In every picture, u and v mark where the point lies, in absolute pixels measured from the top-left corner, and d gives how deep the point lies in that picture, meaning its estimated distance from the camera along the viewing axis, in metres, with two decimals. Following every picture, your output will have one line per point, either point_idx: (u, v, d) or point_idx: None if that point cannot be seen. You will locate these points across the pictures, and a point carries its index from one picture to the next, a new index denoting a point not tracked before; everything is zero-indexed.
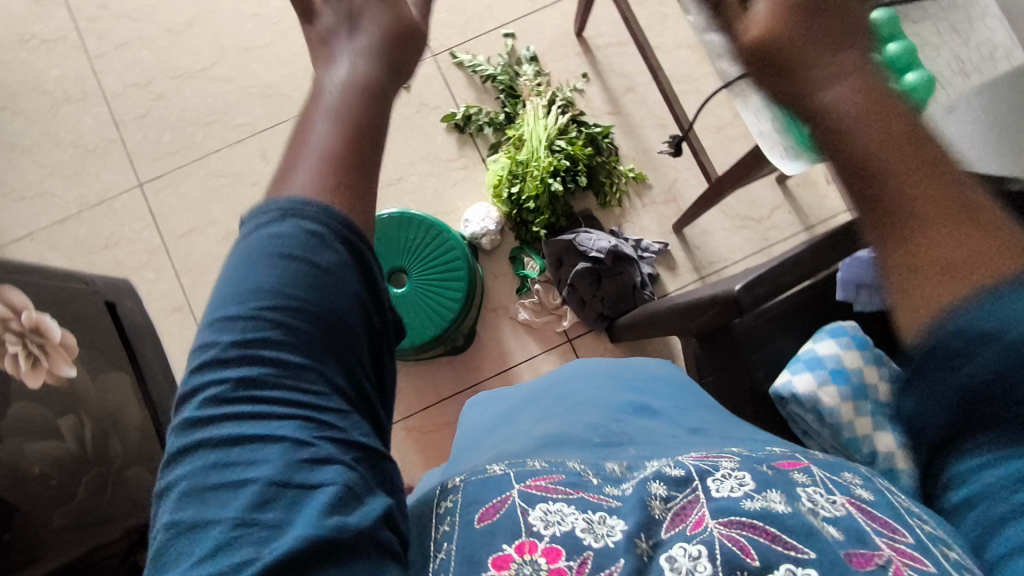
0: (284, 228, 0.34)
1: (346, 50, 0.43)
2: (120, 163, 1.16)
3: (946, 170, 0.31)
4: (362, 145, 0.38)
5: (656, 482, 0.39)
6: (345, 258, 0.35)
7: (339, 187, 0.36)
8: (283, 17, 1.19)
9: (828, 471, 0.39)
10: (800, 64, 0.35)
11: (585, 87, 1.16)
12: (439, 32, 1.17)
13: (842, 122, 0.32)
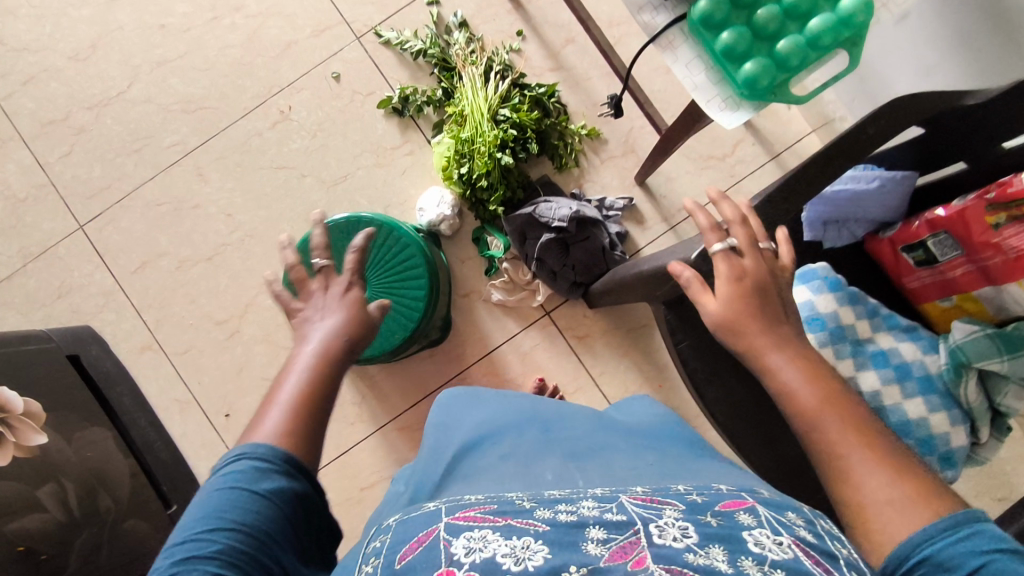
0: (240, 466, 0.44)
1: (317, 327, 0.53)
2: (55, 206, 1.10)
3: (866, 433, 0.47)
4: (313, 405, 0.49)
5: (595, 526, 0.38)
6: (299, 488, 0.45)
7: (290, 438, 0.46)
8: (192, 23, 1.11)
9: (774, 512, 0.40)
10: (757, 349, 0.53)
11: (523, 45, 1.09)
12: (359, 13, 1.10)
13: (792, 391, 0.50)
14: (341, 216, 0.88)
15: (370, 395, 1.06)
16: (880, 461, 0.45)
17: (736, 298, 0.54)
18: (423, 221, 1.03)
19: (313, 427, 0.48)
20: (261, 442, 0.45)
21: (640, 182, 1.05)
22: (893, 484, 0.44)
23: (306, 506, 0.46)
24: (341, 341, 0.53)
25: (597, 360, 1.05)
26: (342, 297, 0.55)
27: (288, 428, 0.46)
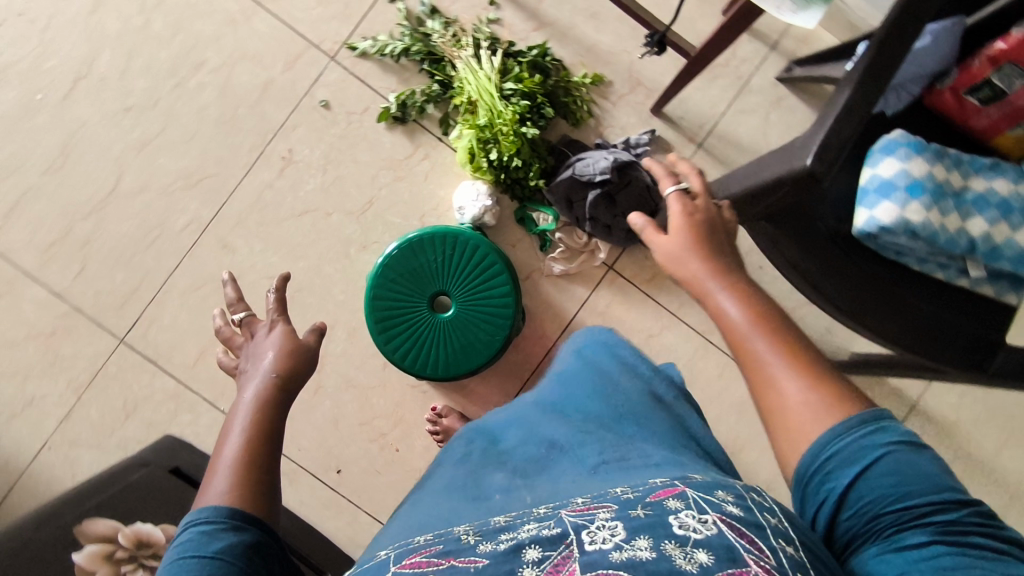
0: (187, 536, 0.47)
1: (251, 380, 0.60)
2: (89, 328, 1.04)
3: (795, 347, 0.48)
4: (259, 453, 0.54)
5: (532, 547, 0.41)
6: (252, 537, 0.48)
7: (243, 491, 0.50)
8: (159, 96, 1.04)
9: (701, 492, 0.43)
10: (696, 279, 0.55)
11: (499, 14, 1.06)
12: (326, 31, 1.04)
13: (721, 315, 0.52)
14: (393, 245, 0.87)
15: (469, 402, 1.07)
16: (804, 374, 0.46)
17: (676, 236, 0.58)
18: (466, 219, 1.02)
19: (258, 465, 0.53)
20: (210, 503, 0.49)
21: (659, 112, 1.05)
22: (811, 391, 0.45)
23: (264, 551, 0.48)
24: (271, 379, 0.60)
25: (671, 295, 1.06)
26: (271, 337, 0.65)
27: (233, 477, 0.51)
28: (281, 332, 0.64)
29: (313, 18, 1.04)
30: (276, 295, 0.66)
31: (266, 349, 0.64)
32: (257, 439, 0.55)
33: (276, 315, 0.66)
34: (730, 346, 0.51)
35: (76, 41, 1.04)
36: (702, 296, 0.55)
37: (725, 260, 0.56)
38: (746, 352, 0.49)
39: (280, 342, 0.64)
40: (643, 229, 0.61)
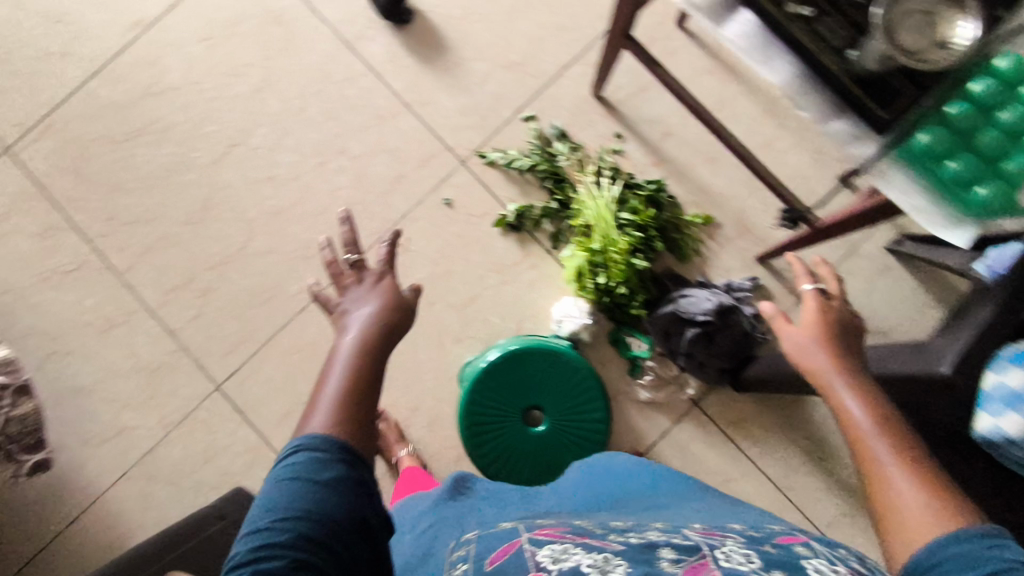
0: (297, 456, 0.48)
1: (352, 323, 0.62)
2: (191, 370, 1.10)
3: (910, 456, 0.50)
4: (357, 395, 0.54)
5: (665, 548, 0.46)
6: (356, 475, 0.49)
7: (340, 427, 0.51)
8: (300, 171, 1.13)
9: (828, 546, 0.48)
10: (817, 374, 0.61)
11: (623, 146, 1.12)
12: (461, 137, 1.12)
13: (841, 411, 0.56)
14: (495, 354, 0.90)
15: None
16: (924, 482, 0.48)
17: (805, 328, 0.64)
18: (561, 330, 1.05)
19: (362, 413, 0.53)
20: (312, 431, 0.50)
21: (766, 262, 1.08)
22: (925, 501, 0.46)
23: (366, 486, 0.49)
24: (376, 327, 0.61)
25: (753, 442, 1.05)
26: (376, 287, 0.66)
27: (336, 413, 0.52)
28: (386, 284, 0.65)
29: (451, 125, 1.12)
30: (388, 248, 0.69)
31: (369, 299, 0.64)
32: (356, 385, 0.55)
33: (384, 267, 0.68)
34: (847, 439, 0.54)
35: (239, 112, 1.13)
36: (825, 389, 0.59)
37: (852, 364, 0.61)
38: (864, 452, 0.52)
39: (385, 294, 0.65)
40: (777, 323, 0.69)
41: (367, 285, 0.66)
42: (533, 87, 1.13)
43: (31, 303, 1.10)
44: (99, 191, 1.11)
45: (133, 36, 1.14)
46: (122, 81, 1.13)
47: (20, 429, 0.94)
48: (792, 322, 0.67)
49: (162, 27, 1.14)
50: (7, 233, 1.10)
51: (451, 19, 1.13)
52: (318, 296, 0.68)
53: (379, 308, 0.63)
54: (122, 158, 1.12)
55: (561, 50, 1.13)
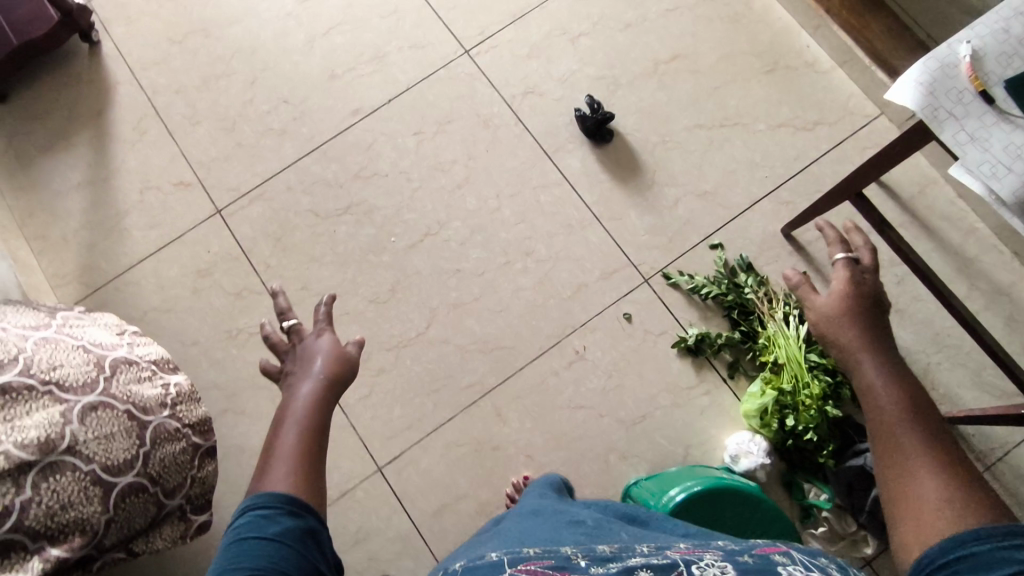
0: (244, 517, 0.61)
1: (305, 375, 0.75)
2: (355, 448, 1.10)
3: (929, 444, 0.60)
4: (313, 440, 0.69)
5: (643, 569, 0.56)
6: (304, 524, 0.61)
7: (298, 473, 0.65)
8: (487, 266, 1.16)
9: (805, 556, 0.57)
10: (852, 356, 0.71)
11: (808, 286, 1.12)
12: (647, 255, 1.15)
13: (868, 391, 0.67)
14: (682, 491, 0.94)
15: None
16: (936, 471, 0.58)
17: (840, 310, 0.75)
18: (737, 464, 1.03)
19: (307, 459, 0.67)
20: (265, 491, 0.62)
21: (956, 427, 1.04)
22: (941, 487, 0.56)
23: (316, 536, 0.62)
24: (323, 380, 0.74)
25: None
26: (320, 343, 0.78)
27: (289, 469, 0.64)
28: (329, 341, 0.77)
29: (639, 242, 1.15)
30: (324, 309, 0.82)
31: (316, 355, 0.77)
32: (305, 432, 0.69)
33: (325, 324, 0.80)
34: (869, 416, 0.66)
35: (438, 204, 1.19)
36: (856, 367, 0.70)
37: (879, 343, 0.72)
38: (890, 434, 0.62)
39: (323, 347, 0.78)
40: (812, 305, 0.78)
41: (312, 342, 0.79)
42: (723, 218, 1.16)
43: (215, 358, 1.13)
44: (298, 260, 1.17)
45: (350, 122, 1.24)
46: (336, 162, 1.22)
47: (201, 491, 0.91)
48: (824, 305, 0.77)
49: (379, 118, 1.24)
50: (206, 288, 1.16)
51: (648, 145, 1.20)
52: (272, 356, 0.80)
53: (320, 363, 0.75)
54: (325, 233, 1.18)
55: (752, 186, 1.17)
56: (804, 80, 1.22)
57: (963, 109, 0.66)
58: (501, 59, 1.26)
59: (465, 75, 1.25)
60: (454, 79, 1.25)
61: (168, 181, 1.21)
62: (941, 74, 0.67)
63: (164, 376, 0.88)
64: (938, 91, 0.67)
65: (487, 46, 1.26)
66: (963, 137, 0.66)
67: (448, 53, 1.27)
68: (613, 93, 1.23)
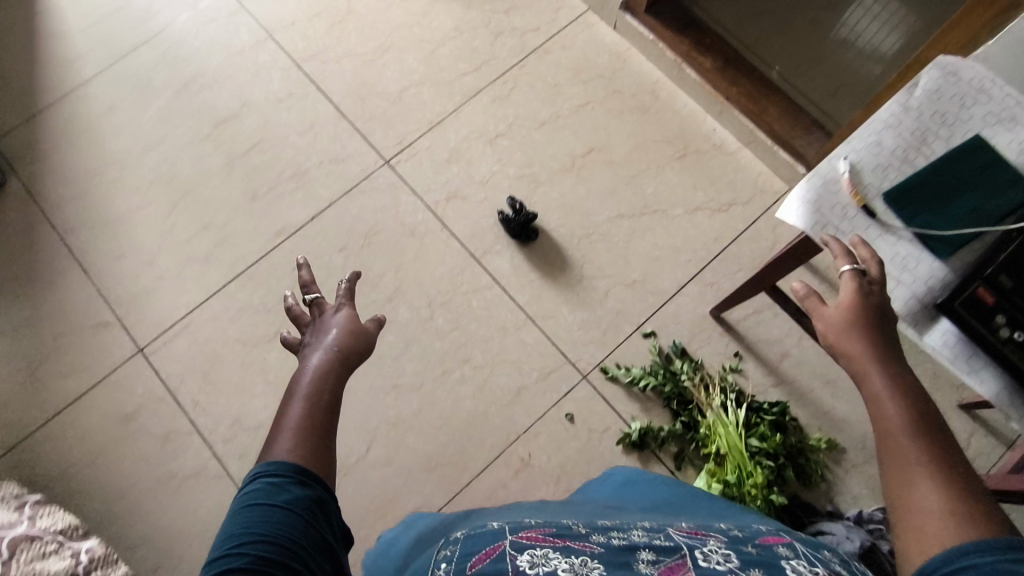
0: (256, 484, 0.51)
1: (317, 347, 0.66)
2: None
3: (943, 455, 0.52)
4: (324, 411, 0.59)
5: (648, 552, 0.63)
6: (316, 495, 0.53)
7: (310, 450, 0.55)
8: (424, 379, 1.14)
9: (809, 550, 0.62)
10: (858, 359, 0.61)
11: (742, 365, 1.14)
12: (583, 351, 1.15)
13: (873, 392, 0.58)
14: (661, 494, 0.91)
15: None
16: (947, 484, 0.50)
17: (844, 318, 0.63)
18: None
19: (316, 433, 0.57)
20: (276, 458, 0.53)
21: None
22: (947, 502, 0.48)
23: (326, 508, 0.53)
24: (335, 350, 0.65)
25: None
26: (337, 316, 0.70)
27: (297, 437, 0.55)
28: (344, 312, 0.69)
29: (573, 339, 1.16)
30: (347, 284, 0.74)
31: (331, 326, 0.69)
32: (315, 401, 0.60)
33: (344, 299, 0.73)
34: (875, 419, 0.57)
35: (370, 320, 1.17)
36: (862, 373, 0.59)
37: (885, 349, 0.61)
38: (896, 446, 0.53)
39: (339, 320, 0.70)
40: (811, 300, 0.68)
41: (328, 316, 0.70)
42: (652, 305, 1.17)
43: (144, 510, 1.07)
44: (229, 393, 1.13)
45: (274, 242, 1.22)
46: (262, 286, 1.19)
47: None
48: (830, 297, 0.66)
49: (302, 236, 1.23)
50: (131, 434, 1.11)
51: (573, 239, 1.21)
52: (286, 327, 0.72)
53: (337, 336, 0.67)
54: (254, 361, 1.15)
55: (677, 270, 1.20)
56: (714, 162, 1.27)
57: (846, 225, 0.69)
58: (422, 167, 1.27)
59: (388, 185, 1.26)
60: (376, 190, 1.26)
61: (86, 324, 1.17)
62: (825, 190, 0.70)
63: (73, 544, 0.80)
64: (823, 207, 0.70)
65: (407, 155, 1.28)
66: None
67: (368, 164, 1.27)
68: (535, 191, 1.25)
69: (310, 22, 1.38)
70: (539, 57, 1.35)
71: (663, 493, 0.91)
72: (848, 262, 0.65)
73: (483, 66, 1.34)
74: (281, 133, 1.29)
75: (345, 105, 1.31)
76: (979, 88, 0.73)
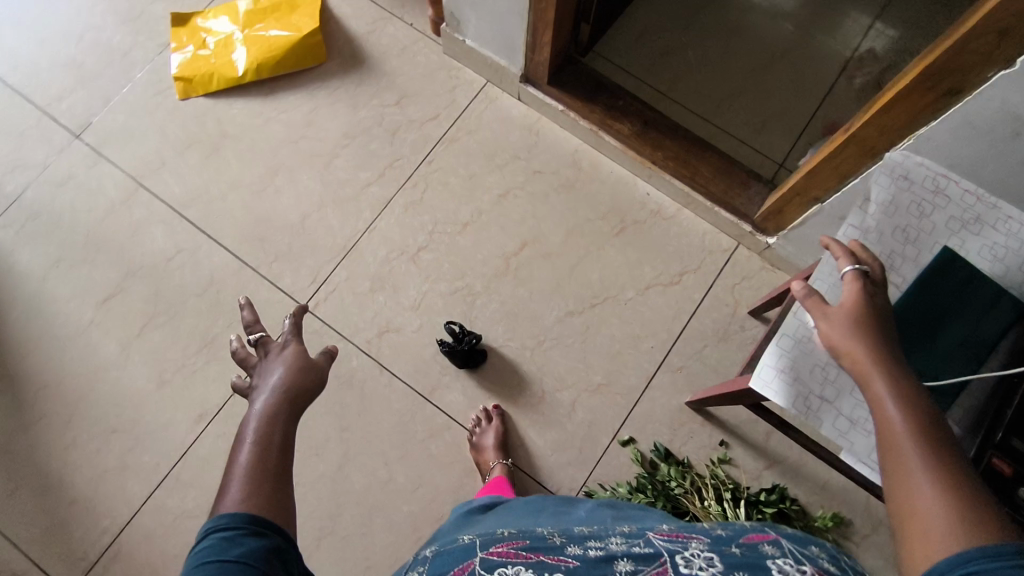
0: (205, 543, 0.49)
1: (260, 394, 0.64)
2: None
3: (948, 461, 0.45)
4: (273, 461, 0.57)
5: (626, 560, 0.52)
6: (272, 543, 0.51)
7: (260, 504, 0.52)
8: (399, 550, 1.02)
9: (796, 543, 0.50)
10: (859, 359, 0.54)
11: (729, 453, 1.07)
12: (563, 477, 1.06)
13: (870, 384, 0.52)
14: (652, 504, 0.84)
15: None
16: (952, 492, 0.43)
17: (844, 318, 0.56)
18: None
19: (271, 476, 0.55)
20: (226, 510, 0.51)
21: None
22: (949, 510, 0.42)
23: (284, 556, 0.51)
24: (285, 393, 0.64)
25: None
26: (281, 356, 0.69)
27: (248, 486, 0.53)
28: (289, 351, 0.68)
29: (549, 465, 1.06)
30: (292, 322, 0.73)
31: (273, 369, 0.67)
32: (264, 448, 0.58)
33: (289, 338, 0.71)
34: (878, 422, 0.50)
35: (325, 495, 1.05)
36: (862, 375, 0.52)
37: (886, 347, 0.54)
38: (898, 448, 0.47)
39: (288, 356, 0.69)
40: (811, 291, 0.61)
41: (274, 358, 0.69)
42: (624, 407, 1.09)
43: None
44: None
45: (197, 429, 1.07)
46: (193, 484, 1.05)
47: None
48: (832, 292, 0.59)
49: (227, 414, 1.08)
50: None
51: (525, 353, 1.11)
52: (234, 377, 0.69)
53: (281, 383, 0.64)
54: None
55: (641, 363, 1.11)
56: (656, 232, 1.17)
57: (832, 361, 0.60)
58: (344, 304, 1.13)
59: (311, 333, 1.12)
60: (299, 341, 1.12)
61: None
62: (799, 352, 0.61)
63: None
64: (801, 374, 0.61)
65: (325, 292, 1.14)
66: (843, 425, 0.60)
67: (282, 312, 1.13)
68: (474, 305, 1.13)
69: (180, 158, 1.20)
70: (445, 147, 1.21)
71: (645, 515, 0.77)
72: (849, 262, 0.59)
73: (387, 170, 1.20)
74: (177, 298, 1.13)
75: (242, 250, 1.16)
76: (936, 189, 0.66)
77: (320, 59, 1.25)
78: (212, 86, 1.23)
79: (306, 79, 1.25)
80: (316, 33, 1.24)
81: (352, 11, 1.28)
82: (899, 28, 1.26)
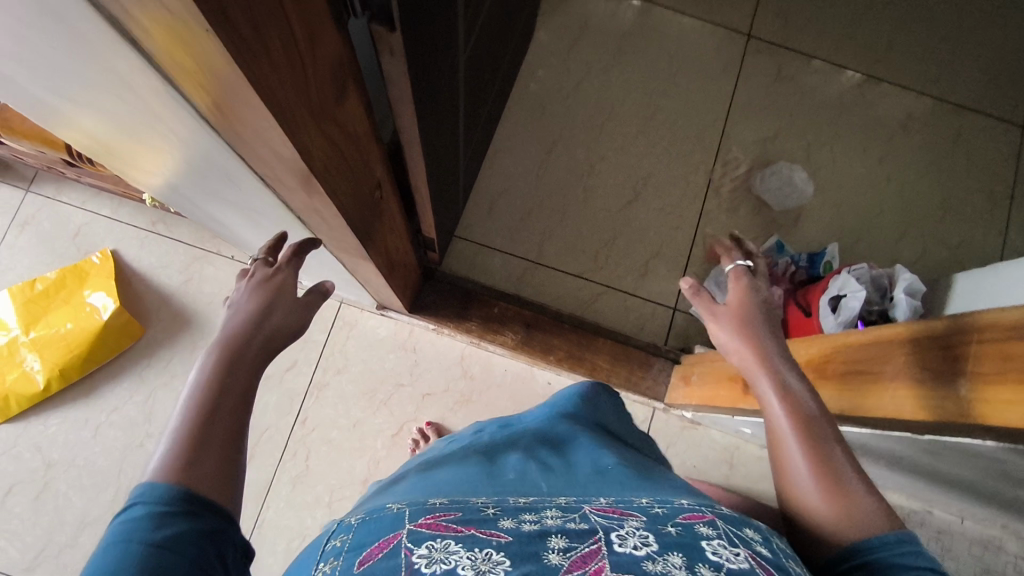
0: (132, 510, 0.37)
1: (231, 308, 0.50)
2: None
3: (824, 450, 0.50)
4: (228, 420, 0.43)
5: (556, 536, 0.37)
6: (208, 526, 0.38)
7: (199, 476, 0.39)
8: None
9: (732, 525, 0.39)
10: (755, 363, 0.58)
11: None
12: None
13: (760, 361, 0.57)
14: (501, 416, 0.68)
15: None
16: (831, 475, 0.48)
17: (729, 318, 0.62)
18: None
19: (212, 444, 0.41)
20: (153, 479, 0.39)
21: None
22: (833, 501, 0.47)
23: (223, 543, 0.38)
24: (245, 330, 0.48)
25: None
26: (261, 280, 0.52)
27: (182, 453, 0.40)
28: (270, 288, 0.51)
29: None
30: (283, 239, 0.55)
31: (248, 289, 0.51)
32: (215, 395, 0.43)
33: (281, 261, 0.54)
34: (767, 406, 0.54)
35: None
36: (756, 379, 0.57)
37: (770, 345, 0.59)
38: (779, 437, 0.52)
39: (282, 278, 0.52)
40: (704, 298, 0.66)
41: (256, 274, 0.52)
42: None
43: None
44: None
45: None
46: None
47: None
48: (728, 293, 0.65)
49: None
50: None
51: None
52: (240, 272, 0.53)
53: (252, 304, 0.49)
54: None
55: None
56: None
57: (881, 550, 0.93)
58: None
59: None
60: None
61: None
62: None
63: None
64: None
65: None
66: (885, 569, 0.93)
67: None
68: None
69: (1, 508, 0.98)
70: (314, 397, 1.06)
71: (560, 433, 0.58)
72: (736, 261, 0.66)
73: (254, 444, 1.03)
74: None
75: None
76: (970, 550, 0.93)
77: (136, 336, 1.06)
78: (12, 409, 1.01)
79: (127, 364, 1.05)
80: (123, 311, 1.05)
81: (158, 265, 1.09)
82: (752, 122, 1.20)
